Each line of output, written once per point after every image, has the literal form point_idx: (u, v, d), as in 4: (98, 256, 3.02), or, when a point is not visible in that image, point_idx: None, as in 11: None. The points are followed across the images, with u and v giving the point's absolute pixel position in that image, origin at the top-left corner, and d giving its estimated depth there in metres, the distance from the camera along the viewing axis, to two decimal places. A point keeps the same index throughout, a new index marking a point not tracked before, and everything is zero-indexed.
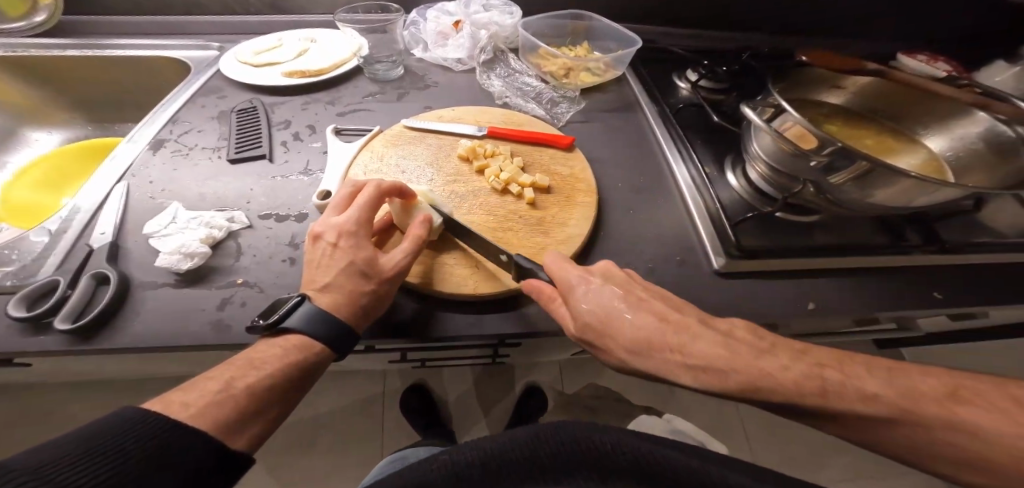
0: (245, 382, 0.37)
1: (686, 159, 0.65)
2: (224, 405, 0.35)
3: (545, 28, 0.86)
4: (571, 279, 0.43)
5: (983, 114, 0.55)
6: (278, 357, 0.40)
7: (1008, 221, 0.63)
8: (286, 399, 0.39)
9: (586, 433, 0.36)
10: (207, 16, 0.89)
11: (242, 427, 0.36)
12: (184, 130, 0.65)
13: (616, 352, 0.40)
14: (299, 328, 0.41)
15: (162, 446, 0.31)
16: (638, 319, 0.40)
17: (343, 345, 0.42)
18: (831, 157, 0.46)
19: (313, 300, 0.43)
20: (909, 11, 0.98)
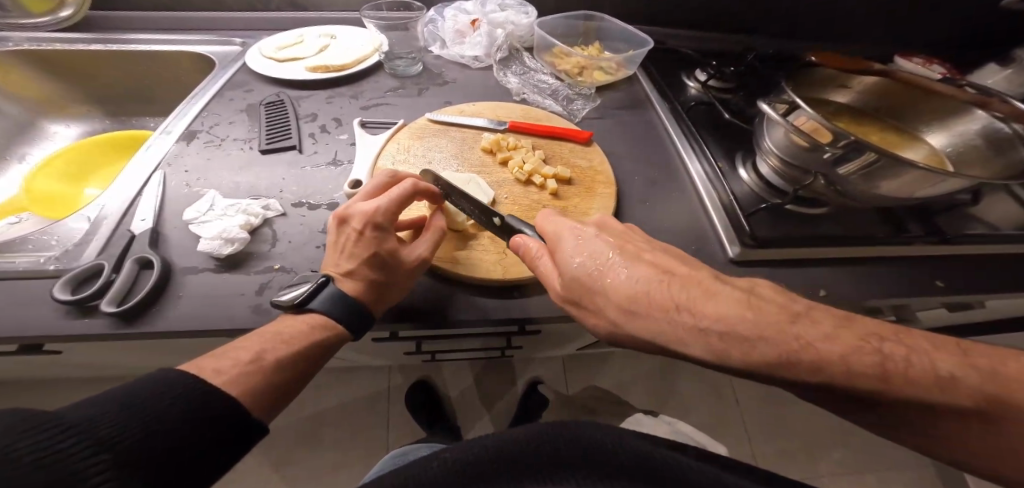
0: (273, 352, 0.40)
1: (699, 153, 0.68)
2: (254, 376, 0.38)
3: (559, 27, 0.89)
4: (565, 234, 0.44)
5: (982, 111, 0.59)
6: (304, 334, 0.42)
7: (1000, 215, 0.66)
8: (303, 377, 0.42)
9: (585, 433, 0.40)
10: (229, 12, 0.91)
11: (271, 392, 0.39)
12: (215, 122, 0.68)
13: (606, 312, 0.39)
14: (324, 308, 0.43)
15: (189, 408, 0.33)
16: (634, 273, 0.39)
17: (360, 324, 0.45)
18: (845, 149, 0.50)
19: (338, 284, 0.46)
20: (910, 14, 1.01)
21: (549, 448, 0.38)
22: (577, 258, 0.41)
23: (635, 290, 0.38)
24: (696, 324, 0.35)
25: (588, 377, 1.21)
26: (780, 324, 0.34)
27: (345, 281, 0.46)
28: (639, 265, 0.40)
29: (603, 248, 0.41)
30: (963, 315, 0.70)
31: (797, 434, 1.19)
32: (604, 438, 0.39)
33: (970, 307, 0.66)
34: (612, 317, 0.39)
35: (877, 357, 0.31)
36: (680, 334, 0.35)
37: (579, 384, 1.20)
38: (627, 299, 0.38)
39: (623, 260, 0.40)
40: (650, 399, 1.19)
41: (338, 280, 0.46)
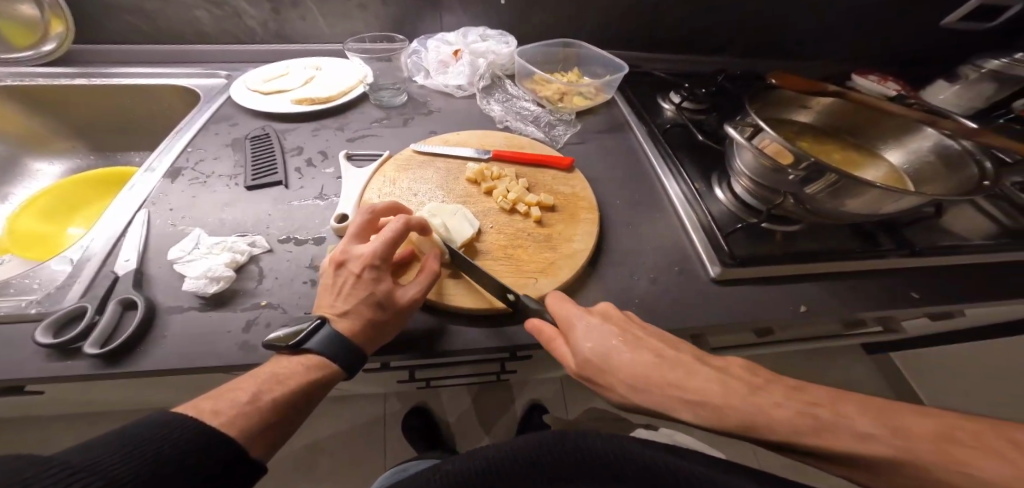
0: (269, 394, 0.40)
1: (676, 174, 0.71)
2: (251, 417, 0.38)
3: (539, 55, 0.92)
4: (571, 316, 0.46)
5: (930, 130, 0.63)
6: (300, 374, 0.42)
7: (965, 226, 0.69)
8: (301, 413, 0.42)
9: (586, 441, 0.41)
10: (213, 45, 0.93)
11: (268, 434, 0.39)
12: (199, 158, 0.68)
13: (616, 388, 0.42)
14: (317, 349, 0.43)
15: (187, 449, 0.33)
16: (635, 356, 0.42)
17: (354, 360, 0.44)
18: (806, 170, 0.53)
19: (333, 324, 0.45)
20: (868, 33, 1.06)
21: (550, 458, 0.39)
22: (587, 342, 0.43)
23: (635, 371, 0.41)
24: (689, 399, 0.39)
25: (586, 397, 1.20)
26: (740, 394, 0.39)
27: (339, 320, 0.46)
28: (637, 348, 0.43)
29: (605, 332, 0.44)
30: (944, 324, 0.72)
31: None
32: (604, 446, 0.40)
33: (950, 315, 0.68)
34: (624, 394, 0.42)
35: (839, 426, 0.36)
36: (675, 405, 0.40)
37: (577, 404, 1.19)
38: (632, 379, 0.41)
39: (624, 342, 0.43)
40: (649, 416, 1.19)
41: (331, 318, 0.46)
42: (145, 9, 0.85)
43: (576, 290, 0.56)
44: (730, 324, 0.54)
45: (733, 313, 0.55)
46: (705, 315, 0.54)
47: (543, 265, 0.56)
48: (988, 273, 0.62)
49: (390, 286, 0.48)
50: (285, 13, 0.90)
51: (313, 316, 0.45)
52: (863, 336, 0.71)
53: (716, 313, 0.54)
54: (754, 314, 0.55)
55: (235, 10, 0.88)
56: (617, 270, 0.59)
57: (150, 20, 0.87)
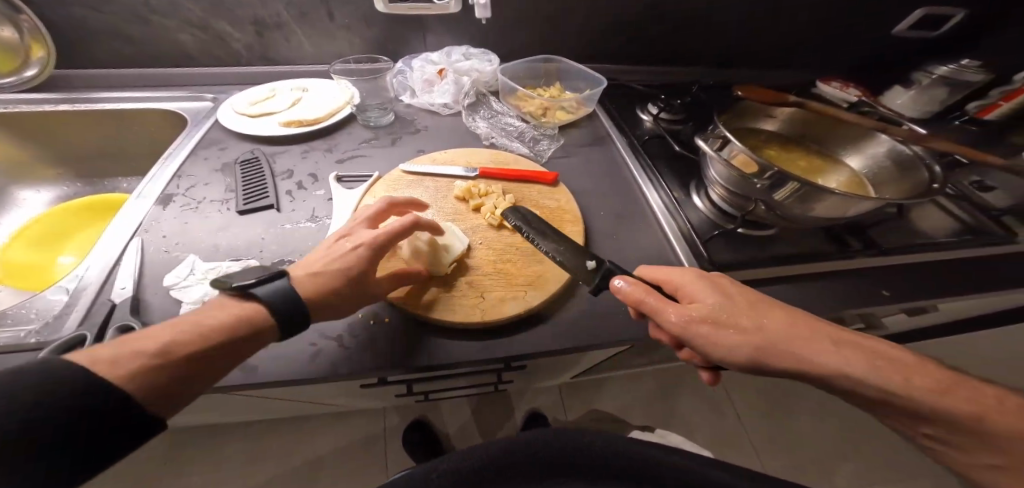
0: (184, 346, 0.38)
1: (656, 184, 0.74)
2: (152, 368, 0.36)
3: (521, 71, 0.95)
4: (685, 279, 0.48)
5: (884, 136, 0.68)
6: (228, 326, 0.41)
7: (930, 224, 0.73)
8: (217, 367, 0.40)
9: (579, 437, 0.43)
10: (198, 68, 0.93)
11: (172, 388, 0.37)
12: (190, 184, 0.69)
13: (742, 342, 0.43)
14: (262, 299, 0.43)
15: (75, 397, 0.34)
16: (774, 316, 0.44)
17: (293, 320, 0.43)
18: (770, 179, 0.57)
19: (294, 283, 0.46)
20: (834, 42, 1.12)
21: (546, 453, 0.43)
22: (723, 300, 0.45)
23: (785, 328, 0.43)
24: (833, 363, 0.41)
25: (583, 404, 1.22)
26: (833, 353, 0.42)
27: (303, 282, 0.47)
28: (768, 307, 0.45)
29: (739, 293, 0.47)
30: (919, 319, 0.76)
31: (794, 441, 1.21)
32: (595, 441, 0.43)
33: (925, 310, 0.71)
34: (755, 348, 0.42)
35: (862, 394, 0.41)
36: (825, 364, 0.41)
37: (575, 411, 1.21)
38: (779, 333, 0.43)
39: (753, 303, 0.45)
40: (647, 420, 1.21)
41: (294, 278, 0.47)
42: (128, 33, 0.86)
43: (565, 300, 0.58)
44: None
45: None
46: None
47: (532, 278, 0.58)
48: (954, 267, 0.66)
49: (368, 269, 0.50)
50: (269, 36, 0.91)
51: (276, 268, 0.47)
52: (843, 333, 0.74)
53: None
54: None
55: (219, 33, 0.89)
56: None
57: (132, 44, 0.88)
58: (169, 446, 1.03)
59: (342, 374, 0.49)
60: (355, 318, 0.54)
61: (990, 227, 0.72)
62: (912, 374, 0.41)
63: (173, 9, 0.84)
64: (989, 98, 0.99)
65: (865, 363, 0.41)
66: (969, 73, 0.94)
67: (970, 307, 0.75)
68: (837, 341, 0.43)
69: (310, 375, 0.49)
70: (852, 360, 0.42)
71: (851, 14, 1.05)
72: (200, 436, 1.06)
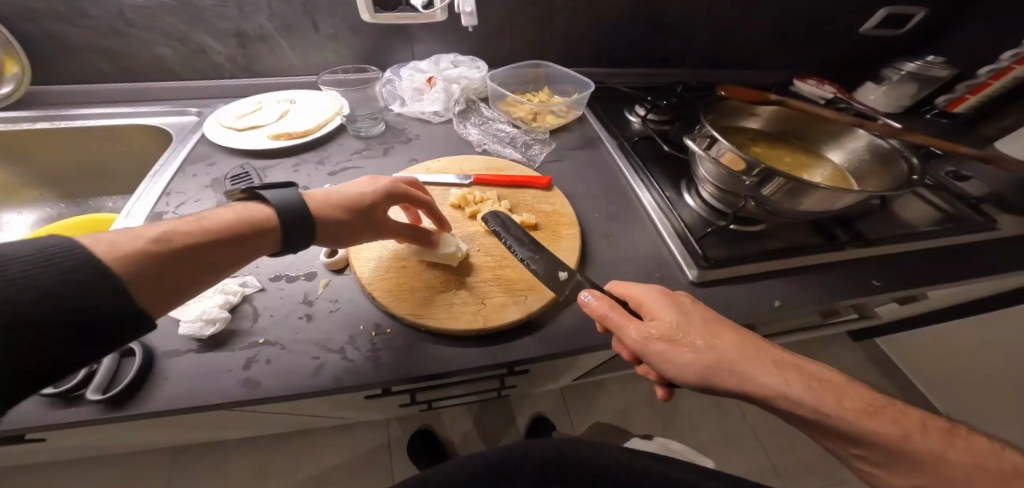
0: (184, 239, 0.40)
1: (647, 184, 0.75)
2: (156, 250, 0.38)
3: (509, 77, 0.96)
4: (649, 297, 0.49)
5: (862, 131, 0.70)
6: (231, 223, 0.43)
7: (913, 214, 0.76)
8: (212, 263, 0.41)
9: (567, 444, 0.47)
10: (180, 81, 0.92)
11: (167, 274, 0.38)
12: (180, 201, 0.68)
13: (693, 359, 0.44)
14: (271, 202, 0.46)
15: (70, 275, 0.33)
16: (729, 336, 0.45)
17: (295, 225, 0.46)
18: (759, 176, 0.59)
19: (308, 196, 0.51)
20: (812, 41, 1.15)
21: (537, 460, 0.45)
22: (683, 319, 0.46)
23: (738, 347, 0.44)
24: (785, 389, 0.42)
25: (587, 407, 1.23)
26: (783, 379, 0.42)
27: (317, 197, 0.51)
28: (725, 327, 0.46)
29: (698, 312, 0.47)
30: (909, 307, 0.78)
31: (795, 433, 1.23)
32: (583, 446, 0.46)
33: (915, 299, 0.73)
34: (704, 365, 0.43)
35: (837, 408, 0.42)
36: (772, 389, 0.42)
37: (580, 415, 1.21)
38: (731, 352, 0.44)
39: (710, 322, 0.46)
40: (652, 421, 1.22)
41: (306, 195, 0.51)
42: (105, 47, 0.84)
43: (564, 302, 0.58)
44: None
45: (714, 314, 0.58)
46: None
47: (532, 282, 0.59)
48: (939, 256, 0.68)
49: (379, 206, 0.55)
50: (253, 48, 0.90)
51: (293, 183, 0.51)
52: (837, 324, 0.76)
53: None
54: (733, 312, 0.59)
55: (201, 46, 0.88)
56: (601, 281, 0.62)
57: (110, 59, 0.86)
58: (168, 467, 1.01)
59: (347, 386, 0.49)
60: (356, 330, 0.54)
61: (969, 215, 0.75)
62: (865, 404, 0.42)
63: (151, 22, 0.83)
64: (956, 91, 1.03)
65: (807, 386, 0.42)
66: (935, 68, 1.00)
67: (958, 294, 0.78)
68: (784, 364, 0.44)
69: (314, 387, 0.48)
70: (804, 388, 0.42)
71: (825, 13, 1.08)
72: (197, 455, 1.03)
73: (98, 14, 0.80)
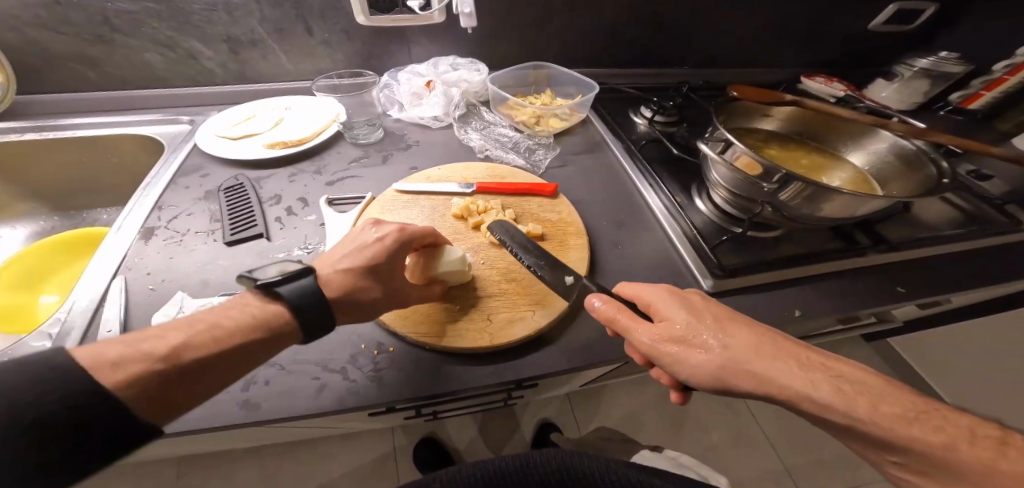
0: (196, 350, 0.37)
1: (657, 189, 0.72)
2: (159, 368, 0.35)
3: (510, 79, 0.93)
4: (654, 298, 0.47)
5: (886, 132, 0.68)
6: (245, 329, 0.39)
7: (934, 216, 0.73)
8: (222, 375, 0.37)
9: (571, 458, 0.48)
10: (171, 89, 0.90)
11: (169, 395, 0.35)
12: (173, 215, 0.65)
13: (706, 362, 0.41)
14: (288, 300, 0.41)
15: (74, 400, 0.32)
16: (742, 334, 0.43)
17: (317, 323, 0.42)
18: (779, 182, 0.56)
19: (320, 280, 0.45)
20: (819, 37, 1.12)
21: (538, 474, 0.46)
22: (691, 320, 0.44)
23: (753, 348, 0.41)
24: (809, 393, 0.39)
25: (594, 411, 1.20)
26: (806, 380, 0.39)
27: (335, 279, 0.46)
28: (740, 326, 0.44)
29: (707, 310, 0.45)
30: (931, 310, 0.75)
31: (809, 438, 1.20)
32: (588, 464, 0.47)
33: (938, 303, 0.70)
34: (718, 368, 0.41)
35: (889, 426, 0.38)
36: (795, 394, 0.39)
37: (587, 421, 1.19)
38: (745, 353, 0.41)
39: (721, 321, 0.44)
40: (661, 425, 1.19)
41: (322, 277, 0.45)
42: (91, 55, 0.82)
43: (575, 316, 0.56)
44: None
45: None
46: None
47: (541, 297, 0.56)
48: (966, 259, 0.65)
49: (393, 261, 0.50)
50: (245, 53, 0.88)
51: (304, 263, 0.45)
52: (856, 328, 0.73)
53: None
54: None
55: (191, 52, 0.85)
56: None
57: (97, 67, 0.84)
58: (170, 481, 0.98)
59: (349, 410, 0.46)
60: (358, 349, 0.51)
61: (992, 216, 0.72)
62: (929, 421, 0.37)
63: (140, 28, 0.80)
64: (971, 87, 1.01)
65: (834, 384, 0.39)
66: (949, 64, 0.97)
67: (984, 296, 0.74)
68: (809, 363, 0.41)
69: (316, 409, 0.46)
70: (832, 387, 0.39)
71: (832, 8, 1.05)
72: (198, 470, 1.01)
73: (84, 22, 0.78)
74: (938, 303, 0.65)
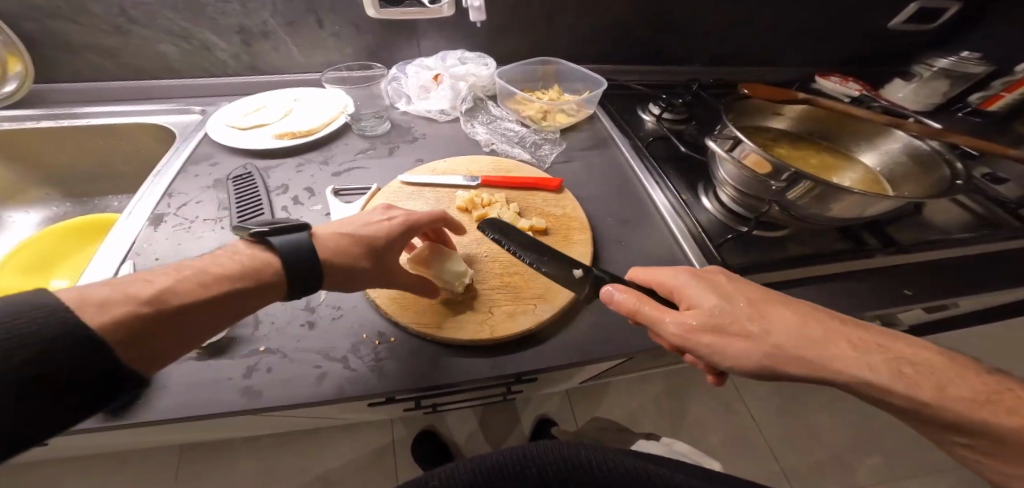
0: (182, 295, 0.37)
1: (663, 186, 0.72)
2: (146, 314, 0.35)
3: (518, 74, 0.93)
4: (681, 282, 0.46)
5: (900, 132, 0.66)
6: (229, 278, 0.40)
7: (946, 219, 0.72)
8: (205, 326, 0.38)
9: (570, 450, 0.42)
10: (183, 79, 0.91)
11: (154, 340, 0.35)
12: (182, 202, 0.66)
13: (750, 351, 0.41)
14: (277, 251, 0.43)
15: (64, 343, 0.31)
16: (779, 318, 0.42)
17: (305, 280, 0.43)
18: (787, 180, 0.55)
19: (317, 238, 0.47)
20: (834, 36, 1.10)
21: (535, 468, 0.41)
22: (725, 306, 0.43)
23: (795, 333, 0.41)
24: (856, 373, 0.39)
25: (594, 408, 1.20)
26: (854, 359, 0.39)
27: (331, 241, 0.47)
28: (776, 310, 0.43)
29: (737, 295, 0.44)
30: (939, 315, 0.74)
31: (812, 442, 1.19)
32: (588, 455, 0.41)
33: (947, 308, 0.69)
34: (765, 356, 0.41)
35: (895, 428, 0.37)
36: (847, 376, 0.39)
37: (586, 418, 1.19)
38: (790, 341, 0.41)
39: (755, 305, 0.43)
40: (660, 424, 1.19)
41: (317, 239, 0.47)
42: (108, 46, 0.83)
43: (576, 311, 0.56)
44: None
45: None
46: None
47: (543, 291, 0.56)
48: (977, 264, 0.64)
49: (397, 240, 0.51)
50: (257, 45, 0.89)
51: (302, 222, 0.47)
52: None
53: None
54: None
55: (204, 43, 0.86)
56: None
57: (112, 58, 0.85)
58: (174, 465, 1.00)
59: (348, 398, 0.47)
60: (359, 339, 0.52)
61: (1006, 220, 0.71)
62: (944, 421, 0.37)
63: (155, 19, 0.81)
64: (992, 89, 0.99)
65: (867, 351, 0.40)
66: (971, 64, 0.96)
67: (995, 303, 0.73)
68: (851, 339, 0.41)
69: (316, 398, 0.46)
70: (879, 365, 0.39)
71: (848, 7, 1.04)
72: (202, 454, 1.03)
73: (101, 12, 0.79)
74: (947, 308, 0.64)
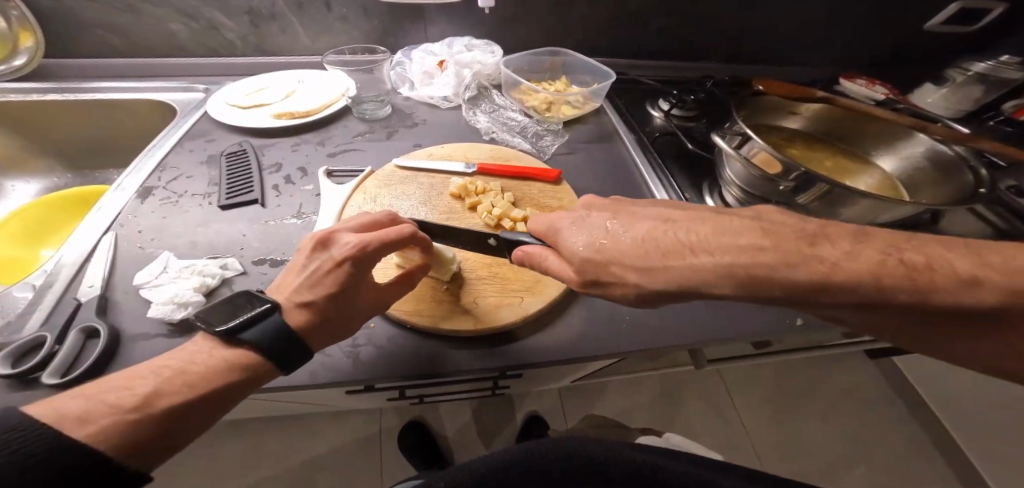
0: (169, 396, 0.33)
1: (665, 184, 0.69)
2: (134, 425, 0.31)
3: (524, 64, 0.91)
4: (555, 223, 0.43)
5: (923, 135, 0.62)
6: (216, 373, 0.36)
7: (967, 231, 0.68)
8: (203, 419, 0.35)
9: (571, 446, 0.33)
10: (189, 58, 0.90)
11: (154, 444, 0.32)
12: (172, 177, 0.65)
13: (625, 277, 0.37)
14: (256, 343, 0.38)
15: (37, 456, 0.28)
16: (636, 232, 0.38)
17: (293, 358, 0.39)
18: (797, 181, 0.52)
19: (284, 315, 0.41)
20: (858, 38, 1.06)
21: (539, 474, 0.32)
22: (588, 241, 0.40)
23: (659, 243, 0.37)
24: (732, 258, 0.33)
25: (588, 408, 1.18)
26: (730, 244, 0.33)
27: (298, 306, 0.42)
28: (639, 223, 0.39)
29: (598, 223, 0.41)
30: None
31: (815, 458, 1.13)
32: (591, 448, 0.33)
33: None
34: (639, 276, 0.36)
35: None
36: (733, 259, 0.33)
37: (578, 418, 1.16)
38: (661, 255, 0.36)
39: (618, 224, 0.40)
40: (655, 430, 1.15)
41: (286, 308, 0.42)
42: (118, 23, 0.83)
43: (566, 307, 0.53)
44: (721, 337, 0.51)
45: (730, 328, 0.52)
46: (705, 332, 0.52)
47: (531, 284, 0.54)
48: None
49: (361, 272, 0.44)
50: (264, 26, 0.88)
51: (267, 298, 0.41)
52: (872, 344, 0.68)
53: (712, 330, 0.52)
54: (753, 330, 0.52)
55: (211, 23, 0.86)
56: None
57: (120, 34, 0.85)
58: None
59: (320, 384, 0.45)
60: None
61: None
62: None
63: None
64: None
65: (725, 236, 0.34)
66: (1009, 69, 0.91)
67: None
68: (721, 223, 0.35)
69: (287, 382, 0.44)
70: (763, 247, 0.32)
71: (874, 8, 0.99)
72: None
73: None
74: None
